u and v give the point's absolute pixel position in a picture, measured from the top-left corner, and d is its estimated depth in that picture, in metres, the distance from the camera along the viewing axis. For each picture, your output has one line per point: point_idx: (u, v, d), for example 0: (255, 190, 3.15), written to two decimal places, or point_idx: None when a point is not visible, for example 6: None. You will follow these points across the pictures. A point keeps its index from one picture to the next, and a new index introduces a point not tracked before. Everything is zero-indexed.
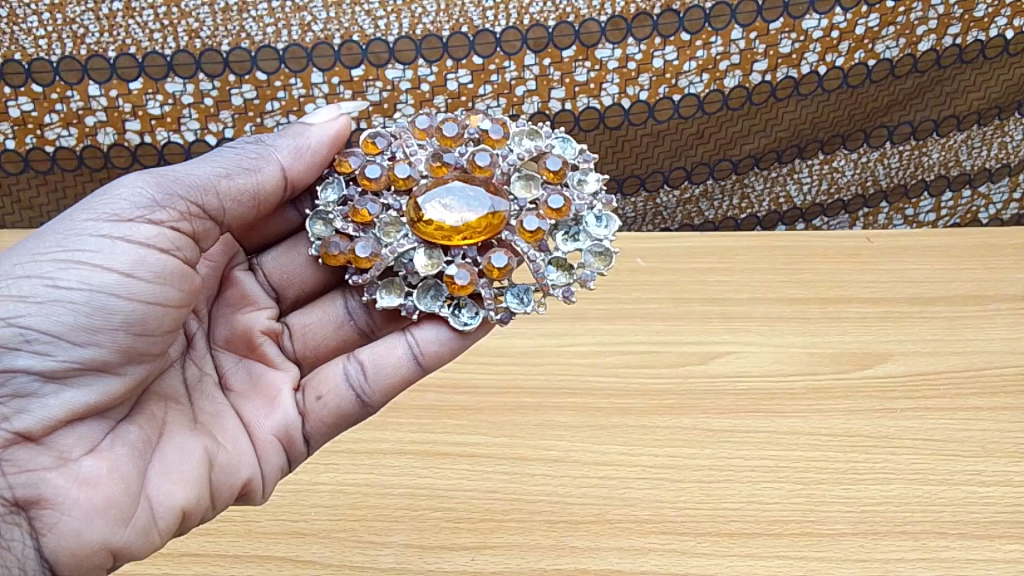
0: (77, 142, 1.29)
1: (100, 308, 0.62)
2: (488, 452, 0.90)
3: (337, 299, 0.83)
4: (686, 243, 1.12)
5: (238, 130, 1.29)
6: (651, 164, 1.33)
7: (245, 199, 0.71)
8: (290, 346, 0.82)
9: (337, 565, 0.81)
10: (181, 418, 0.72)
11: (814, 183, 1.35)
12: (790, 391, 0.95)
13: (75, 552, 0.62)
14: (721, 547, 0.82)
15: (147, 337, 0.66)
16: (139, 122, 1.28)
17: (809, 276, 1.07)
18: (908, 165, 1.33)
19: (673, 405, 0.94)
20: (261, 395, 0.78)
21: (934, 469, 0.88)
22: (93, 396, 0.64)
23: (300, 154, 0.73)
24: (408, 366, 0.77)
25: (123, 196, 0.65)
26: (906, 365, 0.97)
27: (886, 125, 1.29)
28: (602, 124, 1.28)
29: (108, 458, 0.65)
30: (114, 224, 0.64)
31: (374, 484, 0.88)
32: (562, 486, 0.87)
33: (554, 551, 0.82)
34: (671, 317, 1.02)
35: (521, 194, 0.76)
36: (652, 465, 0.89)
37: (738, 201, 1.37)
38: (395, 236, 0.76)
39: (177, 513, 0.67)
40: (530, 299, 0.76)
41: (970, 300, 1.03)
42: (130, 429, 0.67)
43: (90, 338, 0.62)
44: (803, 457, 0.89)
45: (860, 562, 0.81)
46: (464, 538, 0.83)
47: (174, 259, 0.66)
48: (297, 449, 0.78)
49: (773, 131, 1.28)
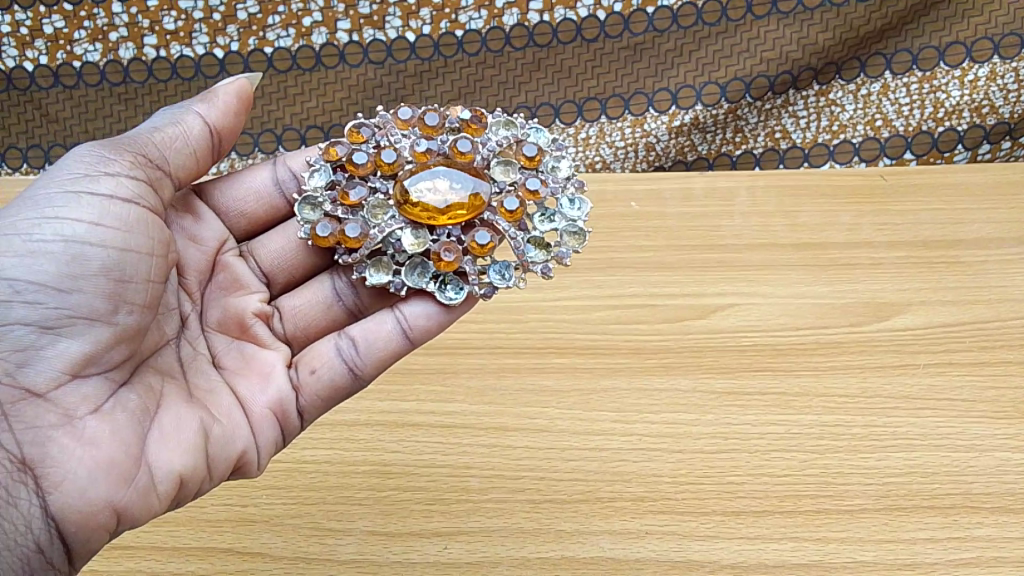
0: (103, 57, 1.17)
1: (75, 256, 0.58)
2: (465, 422, 0.80)
3: (324, 278, 0.73)
4: (683, 183, 1.00)
5: (243, 45, 1.16)
6: (633, 82, 1.16)
7: (183, 149, 0.66)
8: (279, 328, 0.72)
9: (289, 559, 0.72)
10: (179, 391, 0.64)
11: (811, 118, 1.17)
12: (801, 347, 0.85)
13: (81, 511, 0.56)
14: (727, 529, 0.74)
15: (132, 287, 0.60)
16: (156, 37, 1.16)
17: (819, 218, 0.96)
18: (917, 100, 1.14)
19: (671, 364, 0.84)
20: (255, 372, 0.68)
21: (962, 435, 0.79)
22: (87, 343, 0.58)
23: (214, 102, 0.68)
24: (397, 342, 0.68)
25: (74, 161, 0.61)
26: (926, 317, 0.87)
27: (883, 52, 1.12)
28: (579, 37, 1.13)
29: (111, 417, 0.58)
30: (73, 180, 0.60)
31: (335, 462, 0.78)
32: (547, 459, 0.78)
33: (538, 536, 0.73)
34: (669, 267, 0.91)
35: (500, 178, 0.69)
36: (646, 434, 0.80)
37: (732, 133, 1.18)
38: (383, 218, 0.68)
39: (177, 478, 0.60)
40: (511, 275, 0.68)
41: (994, 244, 0.93)
42: (129, 395, 0.60)
43: (72, 287, 0.58)
44: (815, 422, 0.80)
45: (885, 544, 0.73)
46: (436, 523, 0.74)
47: (139, 207, 0.61)
48: (291, 423, 0.68)
49: (757, 51, 1.12)
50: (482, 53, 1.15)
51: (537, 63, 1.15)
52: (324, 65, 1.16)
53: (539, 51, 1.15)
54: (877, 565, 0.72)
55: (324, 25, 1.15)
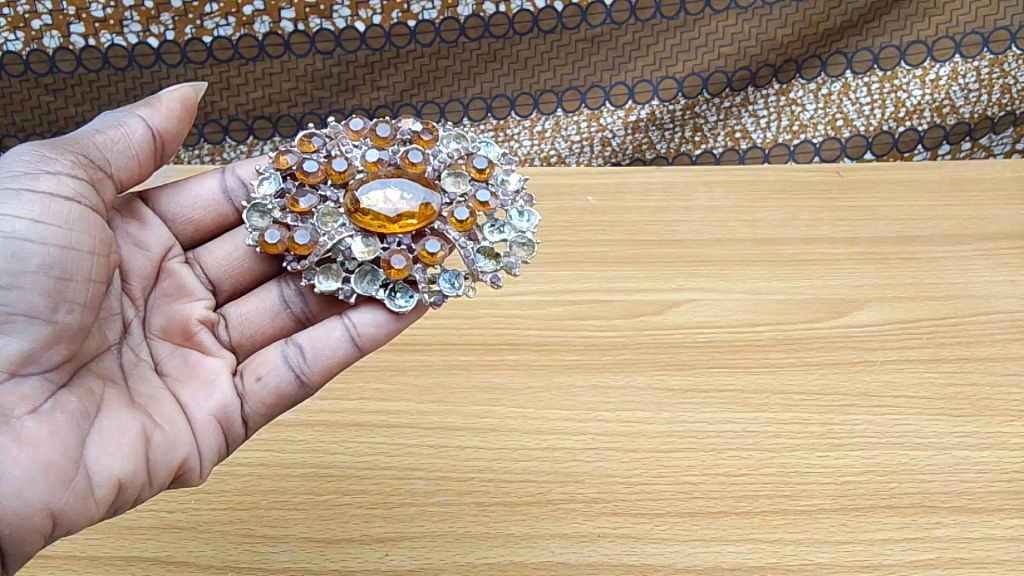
0: (25, 47, 1.08)
1: (13, 253, 0.54)
2: (412, 422, 0.77)
3: (272, 286, 0.69)
4: (639, 177, 0.97)
5: (179, 34, 1.08)
6: (589, 75, 1.12)
7: (123, 151, 0.62)
8: (224, 336, 0.68)
9: (218, 569, 0.68)
10: (121, 397, 0.59)
11: (771, 117, 1.15)
12: (758, 343, 0.83)
13: (14, 513, 0.51)
14: (682, 531, 0.71)
15: (75, 286, 0.56)
16: (84, 25, 1.07)
17: (779, 212, 0.94)
18: (880, 101, 1.12)
19: (627, 360, 0.81)
20: (199, 379, 0.63)
21: (921, 432, 0.78)
22: (25, 341, 0.54)
23: (160, 108, 0.64)
24: (346, 351, 0.63)
25: (11, 159, 0.57)
26: (883, 313, 0.86)
27: (844, 51, 1.10)
28: (536, 28, 1.09)
29: (51, 418, 0.54)
30: (11, 177, 0.56)
31: (272, 465, 0.74)
32: (497, 460, 0.75)
33: (486, 541, 0.70)
34: (624, 262, 0.88)
35: (451, 189, 0.66)
36: (601, 433, 0.77)
37: (692, 133, 1.17)
38: (333, 225, 0.65)
39: (117, 482, 0.55)
40: (461, 283, 0.64)
41: (949, 239, 0.92)
42: (68, 397, 0.56)
43: (11, 284, 0.54)
44: (772, 420, 0.78)
45: (843, 545, 0.71)
46: (378, 528, 0.71)
47: (80, 206, 0.57)
48: (235, 432, 0.63)
49: (715, 47, 1.10)
50: (435, 44, 1.10)
51: (492, 54, 1.11)
52: (267, 55, 1.10)
53: (495, 42, 1.10)
54: (836, 567, 0.70)
55: (267, 14, 1.07)
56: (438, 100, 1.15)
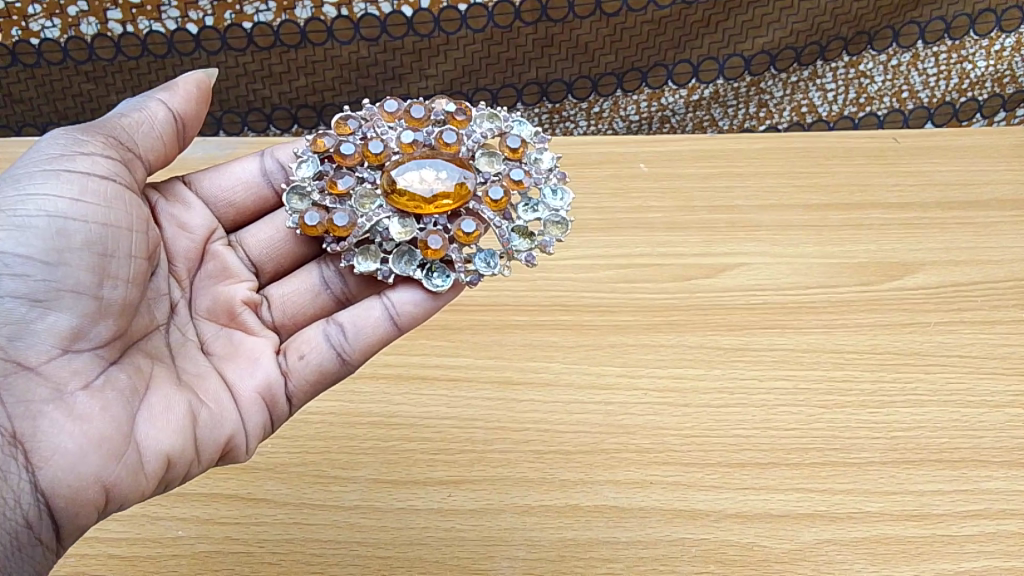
0: (62, 34, 1.07)
1: (58, 231, 0.57)
2: (470, 375, 0.80)
3: (312, 266, 0.70)
4: (690, 145, 0.99)
5: (218, 20, 1.06)
6: (653, 55, 1.11)
7: (148, 133, 0.65)
8: (267, 316, 0.69)
9: (294, 505, 0.73)
10: (168, 373, 0.61)
11: (839, 90, 1.15)
12: (810, 305, 0.84)
13: (70, 485, 0.53)
14: (733, 480, 0.73)
15: (115, 261, 0.59)
16: (121, 11, 1.05)
17: (832, 179, 0.95)
18: (947, 74, 1.12)
19: (679, 320, 0.83)
20: (244, 356, 0.65)
21: (972, 390, 0.79)
22: (75, 317, 0.56)
23: (178, 91, 0.67)
24: (386, 330, 0.64)
25: (50, 145, 0.61)
26: (937, 275, 0.86)
27: (918, 21, 1.08)
28: (599, 10, 1.05)
29: (102, 394, 0.56)
30: (50, 159, 0.60)
31: (339, 414, 0.78)
32: (553, 413, 0.78)
33: (543, 485, 0.73)
34: (676, 227, 0.90)
35: (486, 168, 0.67)
36: (652, 388, 0.79)
37: (756, 109, 1.17)
38: (371, 207, 0.66)
39: (166, 458, 0.57)
40: (497, 262, 0.65)
41: (1005, 204, 0.92)
42: (118, 374, 0.58)
43: (58, 260, 0.57)
44: (822, 377, 0.80)
45: (891, 495, 0.72)
46: (440, 472, 0.74)
47: (115, 184, 0.60)
48: (279, 409, 0.64)
49: (789, 22, 1.07)
50: (487, 29, 1.06)
51: (549, 38, 1.08)
52: (310, 42, 1.07)
53: (552, 26, 1.06)
54: (884, 516, 0.71)
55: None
56: (490, 87, 1.13)
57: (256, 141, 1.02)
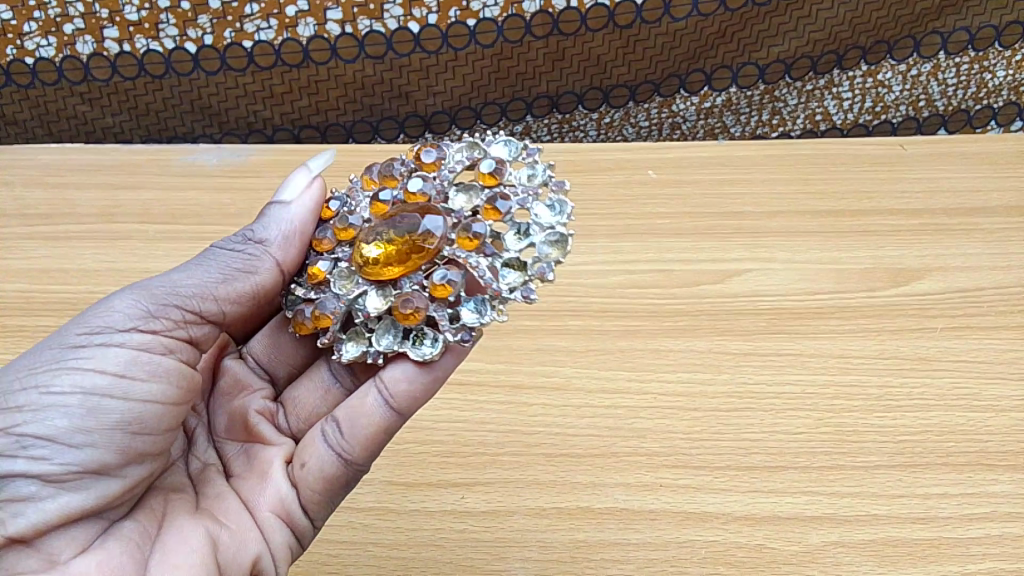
0: (57, 53, 1.08)
1: (95, 409, 0.52)
2: (479, 380, 0.82)
3: (322, 363, 0.69)
4: (697, 152, 1.00)
5: (218, 38, 1.07)
6: (666, 68, 1.12)
7: (245, 298, 0.61)
8: (286, 424, 0.68)
9: None
10: (183, 507, 0.60)
11: (855, 100, 1.16)
12: (817, 311, 0.85)
13: None
14: (740, 483, 0.74)
15: (147, 436, 0.55)
16: (118, 29, 1.06)
17: (837, 186, 0.95)
18: (968, 83, 1.14)
19: (687, 326, 0.84)
20: (257, 472, 0.64)
21: (978, 395, 0.79)
22: (89, 496, 0.53)
23: (289, 243, 0.63)
24: (382, 416, 0.60)
25: (108, 311, 0.55)
26: (944, 281, 0.87)
27: (940, 31, 1.09)
28: (612, 23, 1.06)
29: (104, 551, 0.53)
30: (98, 333, 0.54)
31: None
32: (563, 416, 0.79)
33: (553, 489, 0.74)
34: (684, 233, 0.92)
35: (462, 205, 0.63)
36: (662, 393, 0.80)
37: (769, 117, 1.18)
38: (352, 286, 0.62)
39: None
40: (487, 308, 0.60)
41: (1012, 211, 0.93)
42: (126, 525, 0.56)
43: (85, 441, 0.52)
44: (829, 382, 0.80)
45: (897, 498, 0.73)
46: (453, 474, 0.76)
47: (173, 360, 0.57)
48: (298, 523, 0.62)
49: (805, 31, 1.08)
50: (497, 44, 1.07)
51: (561, 53, 1.09)
52: (313, 61, 1.08)
53: (564, 40, 1.07)
54: (891, 519, 0.72)
55: (312, 16, 1.05)
56: (499, 100, 1.15)
57: (272, 149, 1.04)
